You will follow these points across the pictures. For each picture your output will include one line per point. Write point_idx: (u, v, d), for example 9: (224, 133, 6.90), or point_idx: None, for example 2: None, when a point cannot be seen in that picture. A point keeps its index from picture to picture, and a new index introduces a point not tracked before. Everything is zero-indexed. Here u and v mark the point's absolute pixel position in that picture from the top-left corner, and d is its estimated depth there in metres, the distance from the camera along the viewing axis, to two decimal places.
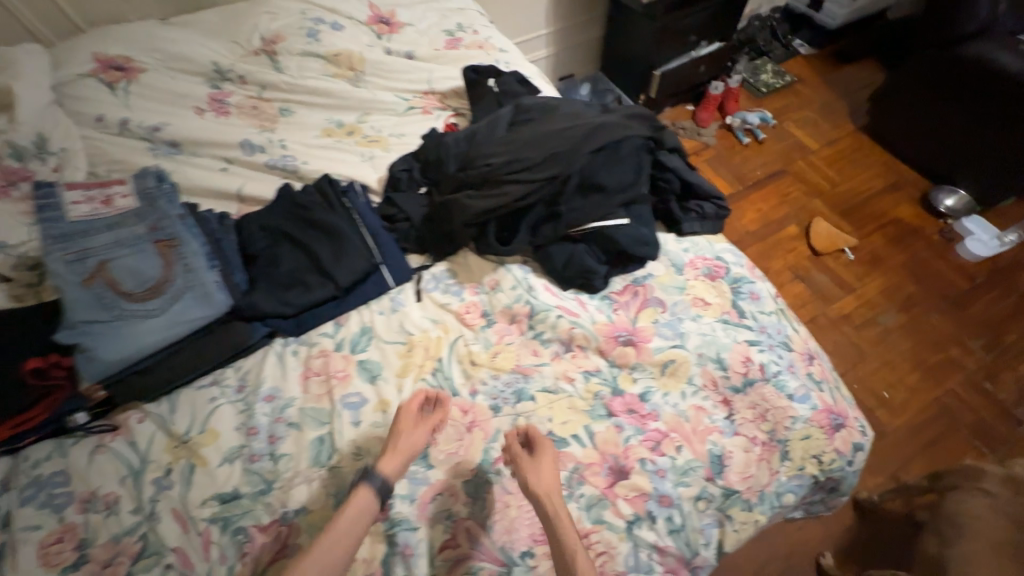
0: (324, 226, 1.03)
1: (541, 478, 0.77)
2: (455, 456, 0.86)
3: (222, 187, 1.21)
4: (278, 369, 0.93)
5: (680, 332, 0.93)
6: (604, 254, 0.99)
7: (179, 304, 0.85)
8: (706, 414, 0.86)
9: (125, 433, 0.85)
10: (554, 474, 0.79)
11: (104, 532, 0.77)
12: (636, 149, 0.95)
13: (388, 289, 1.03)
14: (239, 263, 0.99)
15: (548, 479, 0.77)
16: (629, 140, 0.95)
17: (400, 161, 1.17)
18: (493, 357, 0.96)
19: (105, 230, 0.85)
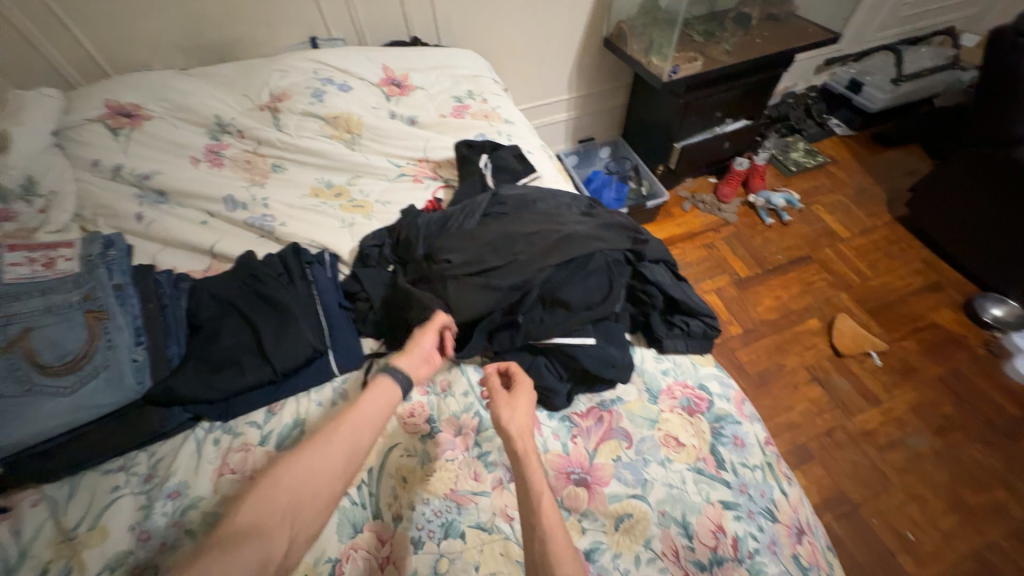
0: (275, 302, 0.97)
1: (517, 419, 0.74)
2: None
3: (197, 242, 1.18)
4: (192, 458, 0.85)
5: (643, 479, 0.79)
6: (566, 371, 0.88)
7: (93, 384, 0.80)
8: None
9: (10, 519, 0.75)
10: (529, 415, 0.76)
11: None
12: (606, 264, 0.85)
13: (332, 377, 0.95)
14: (180, 333, 0.93)
15: (522, 419, 0.74)
16: (603, 254, 0.85)
17: (372, 235, 1.12)
18: (428, 476, 0.84)
19: (36, 295, 0.82)
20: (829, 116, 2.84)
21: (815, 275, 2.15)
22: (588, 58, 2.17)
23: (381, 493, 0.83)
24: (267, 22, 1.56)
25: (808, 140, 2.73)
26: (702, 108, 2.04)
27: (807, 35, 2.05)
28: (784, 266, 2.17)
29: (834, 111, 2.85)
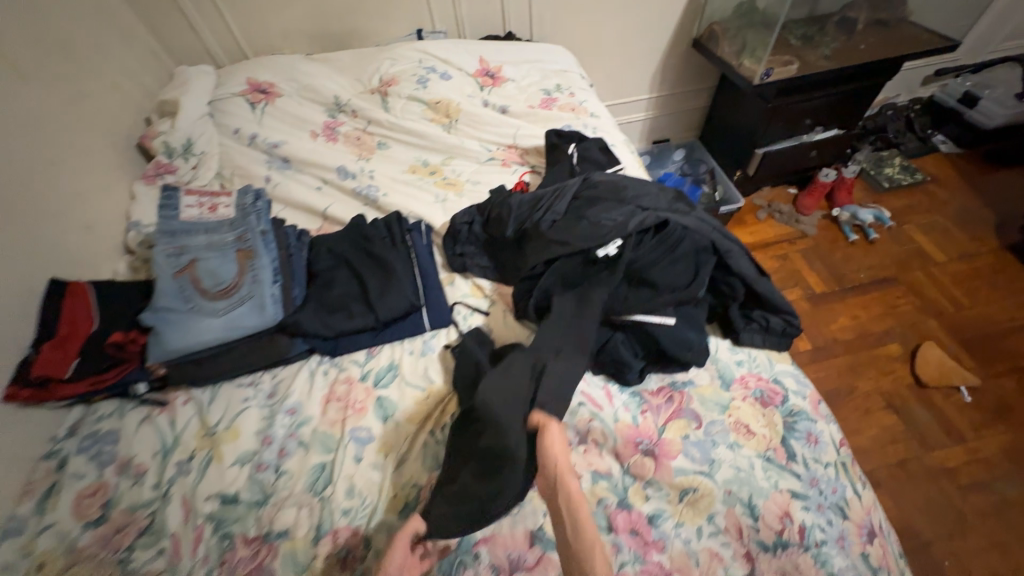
0: (380, 260, 1.09)
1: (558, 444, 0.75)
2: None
3: (313, 204, 1.35)
4: (305, 385, 1.00)
5: (711, 459, 0.82)
6: (642, 349, 0.93)
7: (239, 309, 0.95)
8: (722, 565, 0.74)
9: (169, 411, 0.96)
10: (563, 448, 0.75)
11: (126, 499, 0.86)
12: (695, 248, 0.88)
13: (423, 332, 1.06)
14: (302, 279, 1.07)
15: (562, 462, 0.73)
16: (694, 239, 0.89)
17: (463, 212, 1.20)
18: None
19: (203, 233, 1.00)
20: (935, 131, 2.62)
21: (902, 298, 2.01)
22: (673, 59, 2.17)
23: None
24: (381, 14, 1.72)
25: (907, 155, 2.53)
26: (791, 114, 1.97)
27: (918, 42, 1.92)
28: (866, 287, 2.05)
29: (941, 126, 2.62)
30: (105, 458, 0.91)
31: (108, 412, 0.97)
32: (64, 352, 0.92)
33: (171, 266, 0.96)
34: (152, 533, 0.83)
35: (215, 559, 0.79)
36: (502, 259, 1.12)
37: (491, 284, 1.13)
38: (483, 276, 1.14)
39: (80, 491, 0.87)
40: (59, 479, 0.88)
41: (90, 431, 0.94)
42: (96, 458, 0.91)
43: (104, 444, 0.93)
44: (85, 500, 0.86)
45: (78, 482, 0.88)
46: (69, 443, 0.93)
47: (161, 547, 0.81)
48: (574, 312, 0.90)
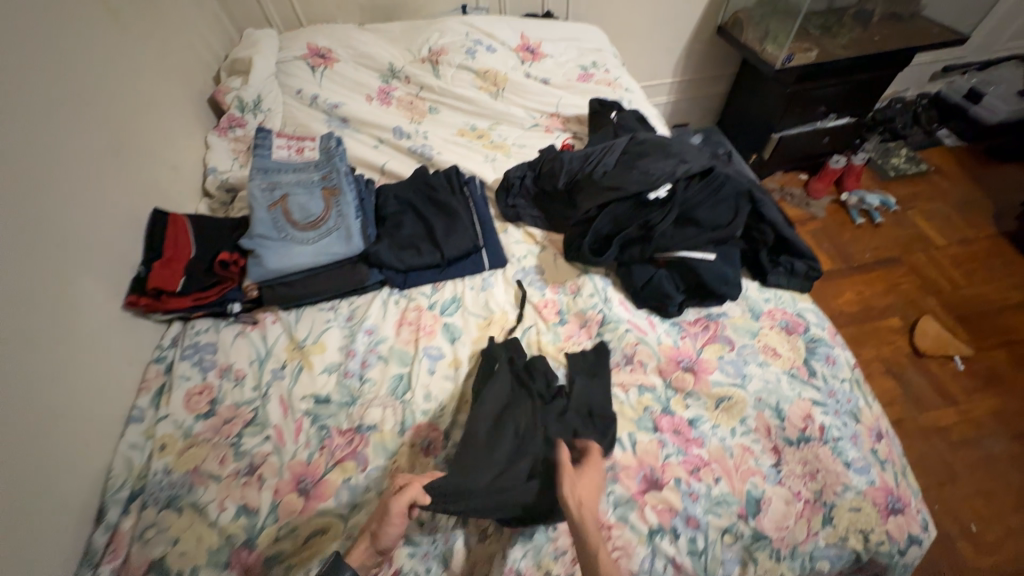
0: (444, 205, 1.22)
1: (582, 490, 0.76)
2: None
3: (371, 160, 1.46)
4: (379, 310, 1.12)
5: (743, 373, 0.95)
6: (683, 283, 1.05)
7: (327, 238, 1.08)
8: (752, 456, 0.87)
9: (260, 328, 1.08)
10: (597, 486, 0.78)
11: (230, 397, 0.98)
12: (736, 192, 1.01)
13: (482, 270, 1.18)
14: (373, 220, 1.19)
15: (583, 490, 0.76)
16: (734, 183, 1.02)
17: (516, 168, 1.31)
18: (559, 350, 1.05)
19: (292, 172, 1.13)
20: (940, 125, 2.73)
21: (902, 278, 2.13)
22: (696, 46, 2.28)
23: None
24: None
25: (912, 147, 2.66)
26: (808, 100, 2.09)
27: (930, 36, 2.04)
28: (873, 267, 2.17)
29: (946, 121, 2.74)
30: (206, 364, 1.02)
31: (205, 327, 1.07)
32: (171, 271, 1.03)
33: (265, 198, 1.08)
34: (256, 424, 0.94)
35: (315, 445, 0.92)
36: (553, 209, 1.25)
37: (541, 233, 1.26)
38: (534, 225, 1.26)
39: (190, 389, 0.98)
40: (169, 380, 1.00)
41: (191, 343, 1.05)
42: (198, 364, 1.02)
43: (204, 353, 1.03)
44: (193, 397, 0.98)
45: (185, 382, 0.99)
46: (174, 351, 1.05)
47: (266, 434, 0.93)
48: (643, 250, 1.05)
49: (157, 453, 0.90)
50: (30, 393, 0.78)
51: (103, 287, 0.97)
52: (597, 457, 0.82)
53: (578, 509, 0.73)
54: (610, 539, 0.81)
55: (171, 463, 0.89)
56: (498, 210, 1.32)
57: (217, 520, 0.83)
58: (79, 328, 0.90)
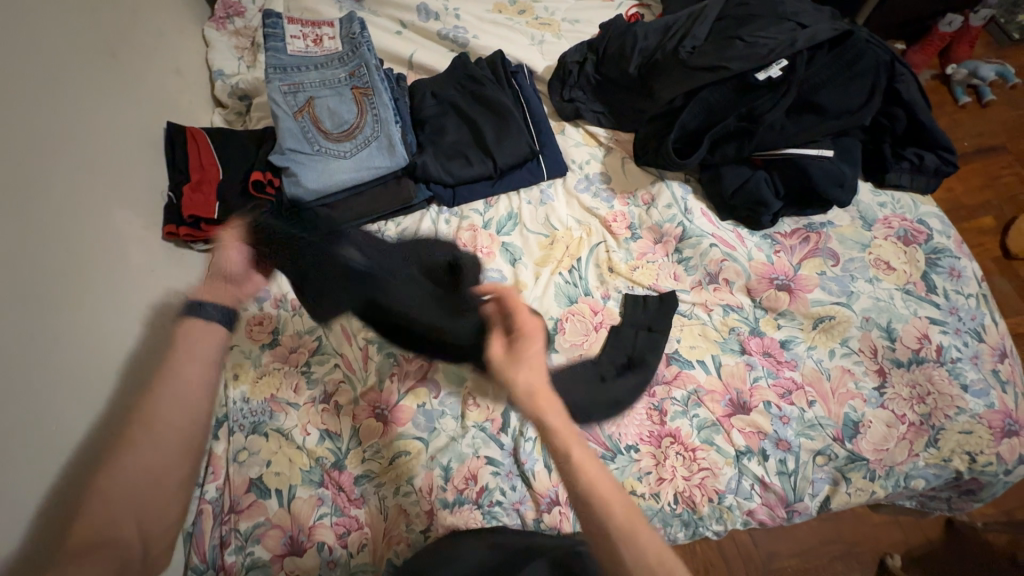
0: (492, 102, 1.03)
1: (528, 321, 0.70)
2: (579, 347, 0.89)
3: (396, 51, 1.20)
4: (430, 231, 1.01)
5: (849, 291, 0.85)
6: (784, 189, 0.90)
7: (366, 150, 0.95)
8: (853, 379, 0.80)
9: None
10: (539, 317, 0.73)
11: (291, 327, 0.95)
12: (876, 66, 0.83)
13: (540, 180, 1.04)
14: (410, 126, 1.03)
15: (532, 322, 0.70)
16: (874, 53, 0.84)
17: (573, 51, 1.08)
18: (632, 270, 0.95)
19: (314, 69, 0.95)
20: None
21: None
22: None
23: (589, 277, 0.96)
24: None
25: None
26: None
27: None
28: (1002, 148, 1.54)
29: None
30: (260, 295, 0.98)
31: None
32: (204, 195, 0.95)
33: (289, 105, 0.93)
34: (323, 353, 0.92)
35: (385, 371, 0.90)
36: (623, 102, 1.03)
37: (606, 133, 1.07)
38: (597, 123, 1.07)
39: (249, 320, 0.95)
40: None
41: None
42: None
43: None
44: (255, 328, 0.95)
45: None
46: None
47: (335, 363, 0.91)
48: (739, 150, 0.89)
49: (232, 382, 0.90)
50: (98, 332, 0.75)
51: (136, 218, 0.89)
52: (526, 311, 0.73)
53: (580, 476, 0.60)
54: (696, 460, 0.79)
55: (248, 392, 0.89)
56: (552, 106, 1.12)
57: (303, 444, 0.85)
58: (126, 263, 0.84)
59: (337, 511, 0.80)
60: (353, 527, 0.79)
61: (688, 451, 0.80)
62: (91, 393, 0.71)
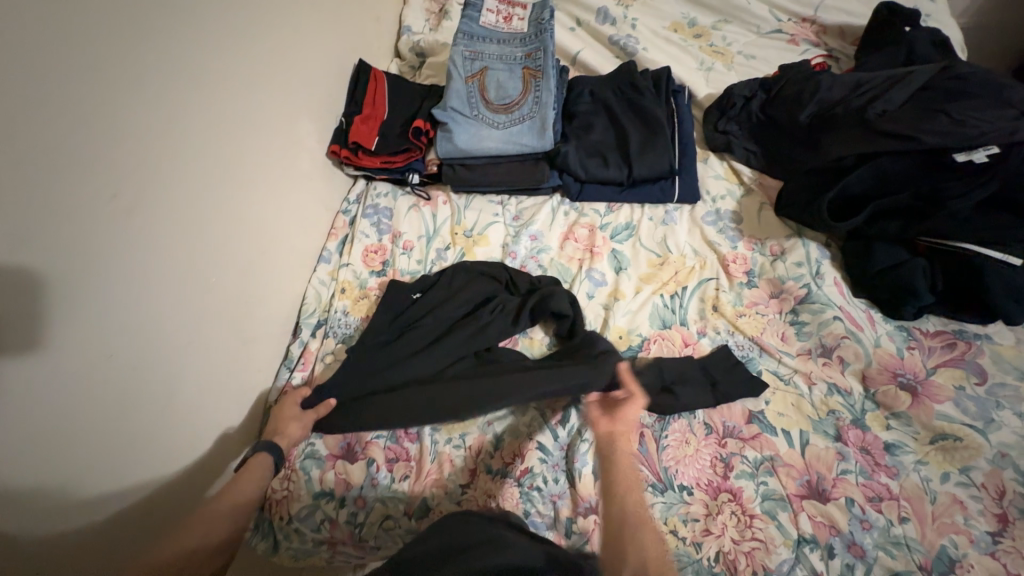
0: (646, 114, 1.05)
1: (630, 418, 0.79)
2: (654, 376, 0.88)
3: (565, 45, 1.26)
4: (547, 217, 1.05)
5: (988, 418, 0.74)
6: (942, 284, 0.81)
7: (518, 126, 1.00)
8: (963, 513, 0.71)
9: (433, 206, 1.09)
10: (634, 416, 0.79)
11: (399, 263, 1.03)
12: None
13: (668, 200, 1.03)
14: (561, 116, 1.08)
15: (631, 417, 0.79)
16: None
17: (744, 84, 1.06)
18: (737, 315, 0.91)
19: (496, 43, 1.03)
20: None
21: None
22: None
23: (689, 308, 0.94)
24: None
25: None
26: None
27: None
28: None
29: None
30: (383, 228, 1.08)
31: (386, 192, 1.12)
32: (368, 128, 1.06)
33: (465, 69, 1.01)
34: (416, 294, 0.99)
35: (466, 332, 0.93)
36: (780, 147, 0.99)
37: (751, 173, 1.04)
38: (744, 162, 1.04)
39: (368, 246, 1.06)
40: (351, 233, 1.08)
41: (372, 203, 1.10)
42: (377, 226, 1.08)
43: (382, 217, 1.09)
44: (371, 255, 1.05)
45: (365, 239, 1.06)
46: (357, 207, 1.12)
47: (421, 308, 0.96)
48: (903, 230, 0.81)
49: (339, 293, 1.00)
50: (256, 216, 0.89)
51: (312, 133, 1.03)
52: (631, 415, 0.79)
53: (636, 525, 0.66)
54: (751, 528, 0.74)
55: (348, 307, 0.99)
56: (702, 133, 1.10)
57: None
58: (294, 166, 0.98)
59: (393, 438, 0.86)
60: (402, 457, 0.85)
61: (745, 515, 0.75)
62: (237, 263, 0.84)
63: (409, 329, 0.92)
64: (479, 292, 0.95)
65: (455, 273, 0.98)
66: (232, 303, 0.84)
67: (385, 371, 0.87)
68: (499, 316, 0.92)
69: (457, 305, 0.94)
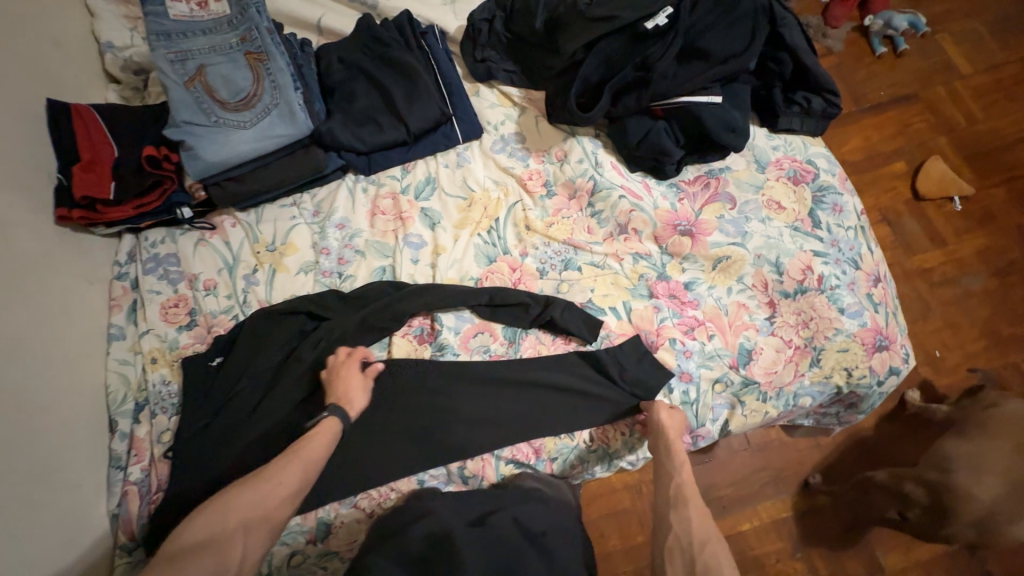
0: (398, 64, 1.01)
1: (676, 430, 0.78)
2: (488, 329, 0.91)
3: (302, 15, 1.14)
4: (347, 201, 1.01)
5: (744, 232, 0.90)
6: (684, 138, 0.93)
7: (267, 119, 0.92)
8: (747, 312, 0.87)
9: (221, 234, 0.98)
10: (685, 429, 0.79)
11: (206, 306, 0.93)
12: (756, 9, 0.86)
13: (456, 143, 1.04)
14: (318, 93, 1.01)
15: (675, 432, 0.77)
16: None
17: (481, 9, 1.07)
18: (548, 226, 0.98)
19: (201, 34, 0.90)
20: None
21: (960, 97, 1.53)
22: None
23: (508, 236, 0.98)
24: None
25: None
26: None
27: None
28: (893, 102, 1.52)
29: None
30: (174, 277, 0.95)
31: (161, 238, 0.98)
32: (97, 175, 0.90)
33: (178, 74, 0.89)
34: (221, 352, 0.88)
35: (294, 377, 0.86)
36: (532, 58, 1.03)
37: (519, 92, 1.07)
38: (510, 83, 1.07)
39: (164, 303, 0.93)
40: (139, 296, 0.94)
41: (150, 256, 0.96)
42: (165, 278, 0.95)
43: (168, 265, 0.96)
44: (170, 310, 0.93)
45: (157, 296, 0.93)
46: (134, 266, 0.96)
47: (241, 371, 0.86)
48: (639, 102, 0.90)
49: (150, 366, 0.89)
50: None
51: (22, 203, 0.84)
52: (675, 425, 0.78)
53: (681, 513, 0.70)
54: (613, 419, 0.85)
55: (167, 374, 0.88)
56: (466, 68, 1.10)
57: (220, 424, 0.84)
58: (13, 247, 0.80)
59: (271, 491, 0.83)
60: None
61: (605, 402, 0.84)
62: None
63: (229, 398, 0.85)
64: (289, 334, 0.88)
65: (255, 322, 0.88)
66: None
67: (233, 438, 0.82)
68: (323, 352, 0.87)
69: (272, 352, 0.87)
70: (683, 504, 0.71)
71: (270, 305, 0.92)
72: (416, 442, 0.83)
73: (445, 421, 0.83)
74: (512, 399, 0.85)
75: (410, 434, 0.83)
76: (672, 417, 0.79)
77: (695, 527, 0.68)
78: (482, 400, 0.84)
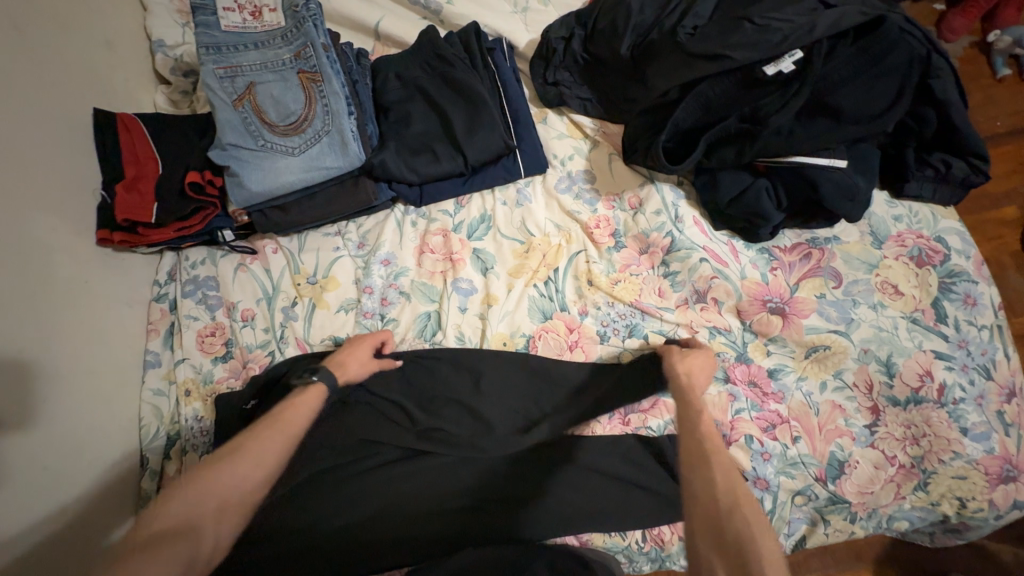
0: (460, 86, 0.91)
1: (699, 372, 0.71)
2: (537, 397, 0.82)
3: (360, 17, 1.04)
4: (395, 234, 0.93)
5: (849, 318, 0.77)
6: (786, 200, 0.79)
7: (317, 146, 0.85)
8: (843, 415, 0.74)
9: (262, 260, 0.92)
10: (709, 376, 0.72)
11: (242, 339, 0.88)
12: (906, 54, 0.70)
13: (517, 177, 0.93)
14: (372, 113, 0.92)
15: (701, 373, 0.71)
16: (903, 40, 0.70)
17: (559, 24, 0.95)
18: (613, 284, 0.86)
19: (253, 50, 0.84)
20: None
21: None
22: None
23: (566, 290, 0.87)
24: None
25: None
26: None
27: None
28: None
29: None
30: (213, 303, 0.91)
31: (202, 259, 0.93)
32: (140, 195, 0.86)
33: (227, 93, 0.83)
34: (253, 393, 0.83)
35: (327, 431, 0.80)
36: (611, 87, 0.91)
37: (593, 123, 0.95)
38: (583, 112, 0.95)
39: (200, 331, 0.89)
40: (177, 320, 0.90)
41: (189, 277, 0.92)
42: (204, 303, 0.90)
43: (207, 289, 0.91)
44: (207, 339, 0.88)
45: (194, 323, 0.89)
46: (174, 287, 0.92)
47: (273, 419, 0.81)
48: (739, 156, 0.78)
49: (183, 399, 0.85)
50: None
51: (65, 225, 0.81)
52: (700, 364, 0.72)
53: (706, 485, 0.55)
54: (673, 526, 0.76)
55: (199, 410, 0.84)
56: (534, 90, 0.99)
57: None
58: (44, 273, 0.76)
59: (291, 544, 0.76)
60: None
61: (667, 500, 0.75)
62: None
63: None
64: None
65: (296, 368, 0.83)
66: (2, 481, 0.64)
67: None
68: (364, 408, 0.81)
69: None
70: (704, 464, 0.56)
71: (309, 348, 0.86)
72: (451, 516, 0.75)
73: (483, 497, 0.76)
74: (559, 480, 0.76)
75: (444, 509, 0.76)
76: (690, 356, 0.73)
77: (719, 487, 0.54)
78: (523, 475, 0.77)
